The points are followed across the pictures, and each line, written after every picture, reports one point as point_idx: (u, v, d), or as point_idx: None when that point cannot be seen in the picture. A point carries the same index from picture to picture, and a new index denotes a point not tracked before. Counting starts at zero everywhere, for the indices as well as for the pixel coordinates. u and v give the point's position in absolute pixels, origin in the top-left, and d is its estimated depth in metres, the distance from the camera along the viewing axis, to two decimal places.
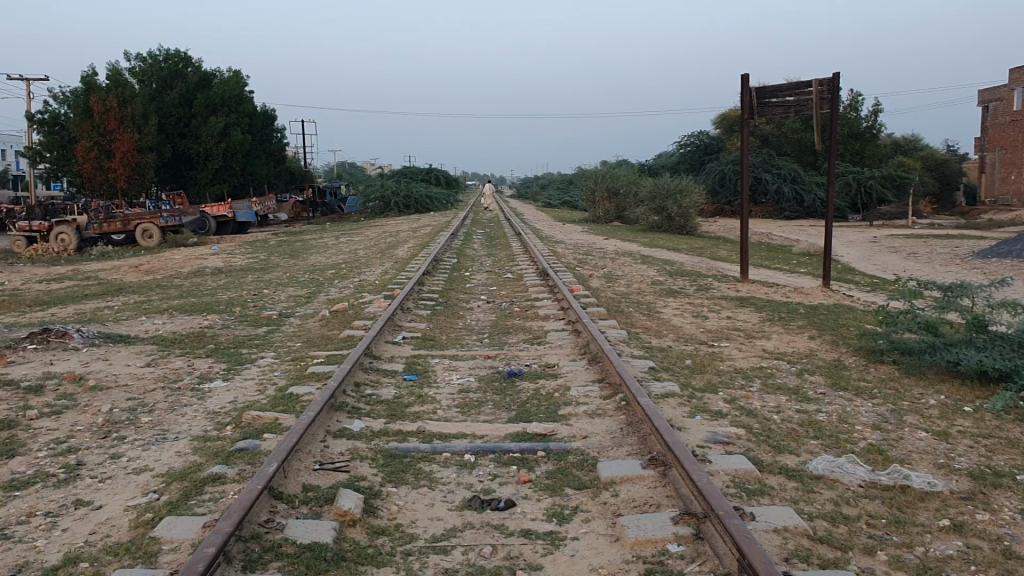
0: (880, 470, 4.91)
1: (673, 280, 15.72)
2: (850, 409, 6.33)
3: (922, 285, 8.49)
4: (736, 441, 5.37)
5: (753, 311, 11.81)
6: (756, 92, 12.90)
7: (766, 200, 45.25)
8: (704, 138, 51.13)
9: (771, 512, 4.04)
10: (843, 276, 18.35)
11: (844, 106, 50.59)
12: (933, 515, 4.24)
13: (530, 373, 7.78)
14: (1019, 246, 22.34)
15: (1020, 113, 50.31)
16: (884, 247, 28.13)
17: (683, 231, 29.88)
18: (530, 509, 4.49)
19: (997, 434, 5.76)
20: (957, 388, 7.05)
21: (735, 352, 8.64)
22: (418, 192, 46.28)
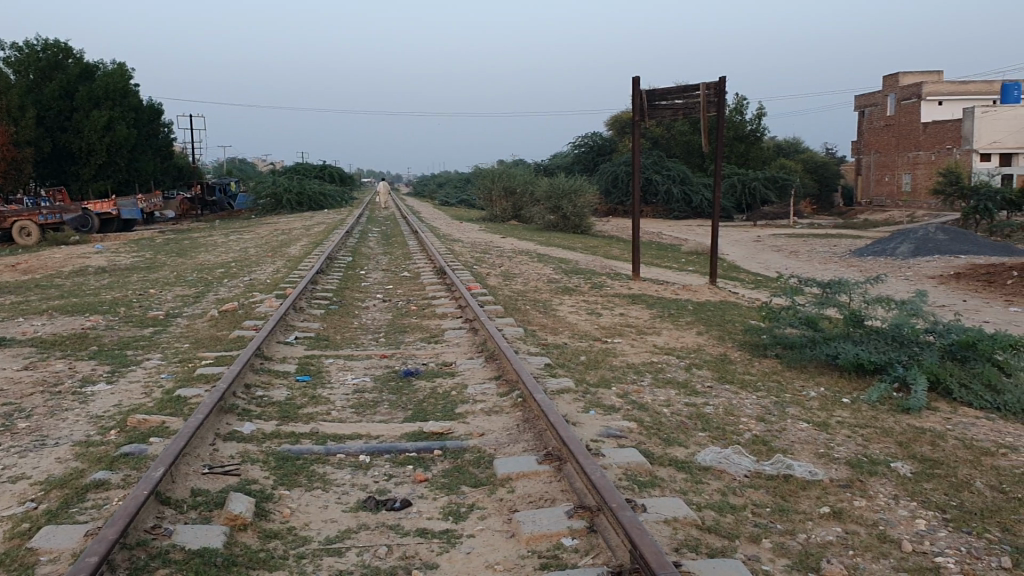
0: (764, 460, 5.08)
1: (567, 278, 15.93)
2: (736, 402, 6.53)
3: (803, 282, 8.83)
4: (629, 435, 5.48)
5: (644, 308, 12.07)
6: (646, 95, 13.14)
7: (656, 200, 46.22)
8: (597, 139, 51.95)
9: (662, 503, 4.13)
10: (730, 274, 18.93)
11: (731, 109, 52.13)
12: (814, 502, 4.42)
13: (426, 372, 7.75)
14: (892, 245, 23.46)
15: (893, 118, 52.82)
16: (768, 246, 29.13)
17: (578, 230, 30.28)
18: (426, 509, 4.48)
19: (872, 424, 6.04)
20: (836, 380, 7.36)
21: (628, 347, 8.81)
22: (310, 190, 45.58)
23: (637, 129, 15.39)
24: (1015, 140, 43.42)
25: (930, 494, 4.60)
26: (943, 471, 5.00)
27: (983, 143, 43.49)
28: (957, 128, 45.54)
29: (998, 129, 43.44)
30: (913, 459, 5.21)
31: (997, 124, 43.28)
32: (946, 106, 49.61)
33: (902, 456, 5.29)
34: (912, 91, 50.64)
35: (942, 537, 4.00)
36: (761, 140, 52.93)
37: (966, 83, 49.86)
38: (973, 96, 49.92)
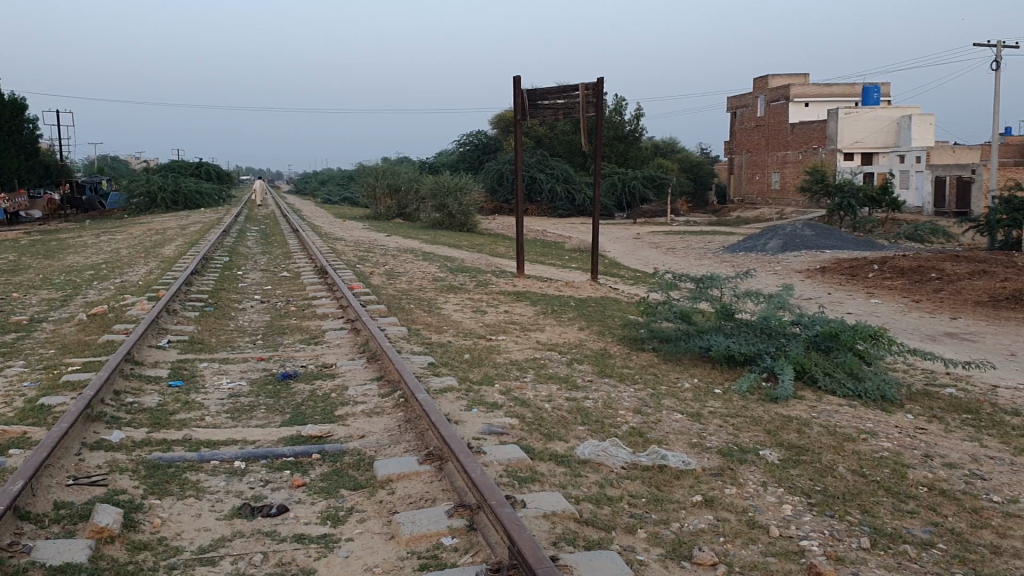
0: (640, 451, 5.19)
1: (453, 276, 15.94)
2: (614, 395, 6.67)
3: (677, 277, 9.08)
4: (510, 431, 5.50)
5: (528, 305, 12.19)
6: (527, 94, 13.22)
7: (540, 199, 46.70)
8: (482, 137, 52.15)
9: (541, 498, 4.16)
10: (611, 270, 19.31)
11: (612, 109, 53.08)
12: (688, 491, 4.55)
13: (306, 374, 7.60)
14: (763, 241, 24.39)
15: (763, 119, 54.86)
16: (647, 243, 29.85)
17: (464, 229, 30.21)
18: (304, 514, 4.40)
19: (742, 413, 6.26)
20: (709, 371, 7.61)
21: (512, 344, 8.87)
22: (186, 188, 44.11)
23: (518, 130, 15.49)
24: (874, 140, 45.97)
25: (796, 479, 4.79)
26: (808, 457, 5.22)
27: (846, 143, 45.78)
28: (823, 128, 47.61)
29: (862, 129, 45.79)
30: (781, 447, 5.42)
31: (861, 125, 45.59)
32: (812, 108, 51.79)
33: (770, 443, 5.50)
34: (781, 93, 52.68)
35: (807, 521, 4.17)
36: (639, 140, 54.10)
37: (830, 86, 52.15)
38: (837, 99, 52.29)
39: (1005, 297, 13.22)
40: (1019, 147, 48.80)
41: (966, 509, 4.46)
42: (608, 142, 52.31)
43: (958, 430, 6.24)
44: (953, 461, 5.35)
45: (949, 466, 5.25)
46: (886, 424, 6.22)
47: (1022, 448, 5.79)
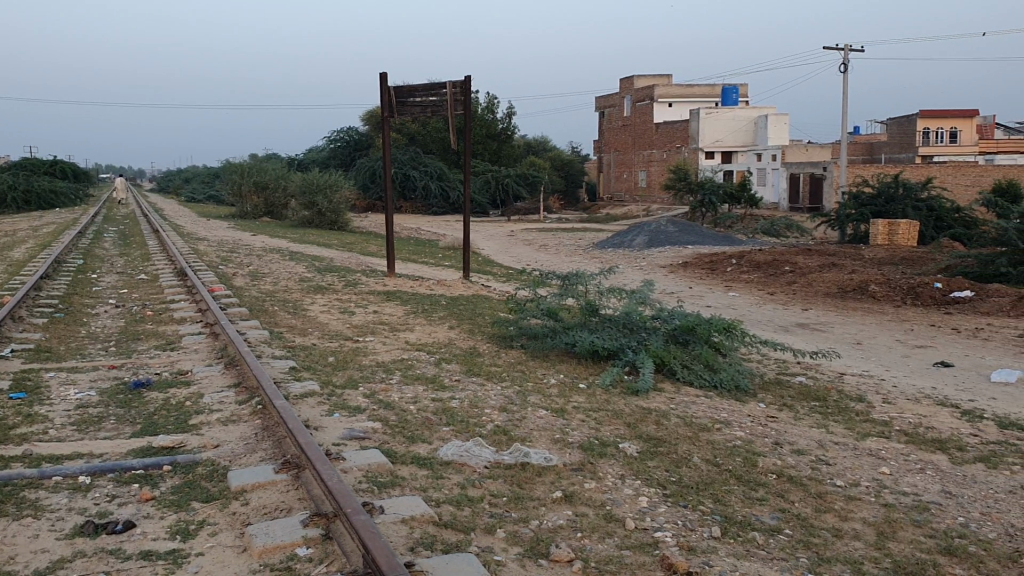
0: (503, 450, 5.16)
1: (321, 276, 15.64)
2: (480, 394, 6.66)
3: (544, 275, 9.12)
4: (372, 435, 5.40)
5: (397, 304, 12.08)
6: (394, 91, 13.08)
7: (414, 197, 46.41)
8: (353, 134, 51.46)
9: (401, 502, 4.10)
10: (483, 268, 19.35)
11: (482, 107, 53.25)
12: (548, 488, 4.57)
13: (160, 382, 7.29)
14: (630, 237, 24.97)
15: (630, 118, 56.20)
16: (519, 240, 30.10)
17: (335, 227, 29.62)
18: (151, 529, 4.19)
19: (605, 407, 6.36)
20: (574, 367, 7.70)
21: (378, 345, 8.75)
22: (39, 186, 41.84)
23: (386, 130, 15.29)
24: (733, 139, 47.83)
25: (653, 472, 4.89)
26: (665, 448, 5.34)
27: (708, 142, 47.37)
28: (685, 128, 49.03)
29: (721, 129, 47.49)
30: (640, 439, 5.53)
31: (720, 125, 47.33)
32: (676, 108, 53.23)
33: (630, 436, 5.61)
34: (646, 94, 53.94)
35: (662, 512, 4.26)
36: (511, 138, 54.48)
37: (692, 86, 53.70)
38: (699, 99, 53.87)
39: (853, 288, 13.91)
40: (866, 146, 51.59)
41: (812, 494, 4.65)
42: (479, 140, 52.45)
43: (806, 417, 6.52)
44: (801, 448, 5.59)
45: (797, 453, 5.48)
46: (740, 413, 6.44)
47: (865, 433, 6.09)
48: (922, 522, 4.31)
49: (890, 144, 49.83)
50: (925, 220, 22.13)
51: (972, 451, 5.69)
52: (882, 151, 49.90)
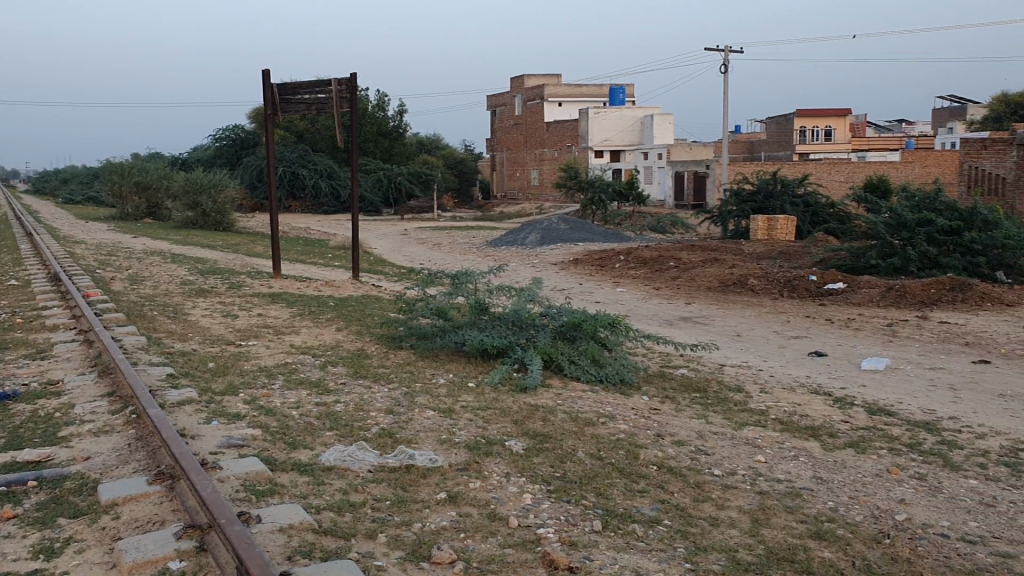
0: (387, 453, 5.09)
1: (204, 279, 15.16)
2: (367, 396, 6.56)
3: (432, 273, 9.04)
4: (251, 442, 5.27)
5: (284, 306, 11.82)
6: (278, 89, 12.79)
7: (304, 195, 45.53)
8: (239, 132, 50.19)
9: (279, 511, 4.00)
10: (373, 267, 19.15)
11: (372, 104, 52.71)
12: (432, 489, 4.53)
13: (27, 393, 6.93)
14: (522, 235, 25.12)
15: (521, 117, 56.58)
16: (412, 239, 29.85)
17: (220, 228, 28.79)
18: (13, 549, 3.97)
19: (493, 405, 6.37)
20: (464, 365, 7.68)
21: (262, 349, 8.54)
22: None
23: (269, 129, 14.88)
24: (621, 138, 48.72)
25: (538, 468, 4.91)
26: (551, 445, 5.37)
27: (597, 141, 48.13)
28: (575, 126, 49.62)
29: (610, 128, 48.30)
30: (526, 436, 5.54)
31: (609, 124, 48.13)
32: (566, 107, 53.80)
33: (516, 433, 5.62)
34: (536, 92, 54.33)
35: (545, 508, 4.28)
36: (402, 136, 54.07)
37: (580, 86, 54.39)
38: (588, 98, 54.57)
39: (733, 282, 14.33)
40: (747, 144, 53.30)
41: (691, 484, 4.76)
42: (370, 138, 51.87)
43: (687, 408, 6.68)
44: (681, 439, 5.71)
45: (678, 443, 5.60)
46: (624, 406, 6.55)
47: (743, 422, 6.28)
48: (794, 508, 4.45)
49: (769, 142, 51.59)
50: (801, 215, 23.00)
51: (842, 437, 5.92)
52: (762, 150, 51.64)
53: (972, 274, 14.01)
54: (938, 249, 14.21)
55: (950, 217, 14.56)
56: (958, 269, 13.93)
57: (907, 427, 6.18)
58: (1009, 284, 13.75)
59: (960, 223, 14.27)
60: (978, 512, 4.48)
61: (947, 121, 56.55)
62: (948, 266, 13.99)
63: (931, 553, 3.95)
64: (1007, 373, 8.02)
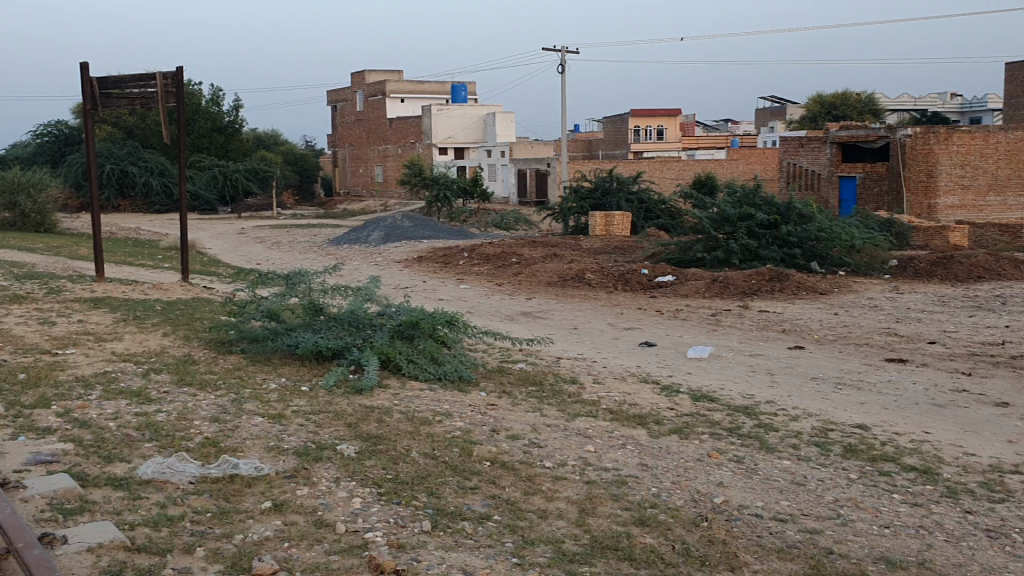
0: (209, 463, 4.88)
1: (19, 284, 14.14)
2: (191, 405, 6.29)
3: (263, 274, 8.73)
4: (62, 458, 4.94)
5: (107, 312, 11.18)
6: (97, 81, 12.05)
7: (134, 194, 43.35)
8: (62, 127, 47.26)
9: (88, 530, 3.77)
10: (207, 268, 18.42)
11: (206, 99, 50.69)
12: (257, 499, 4.38)
13: None
14: (365, 233, 24.77)
15: (362, 113, 55.92)
16: (250, 238, 28.86)
17: (41, 229, 26.99)
18: None
19: (325, 409, 6.23)
20: (297, 369, 7.48)
21: (81, 358, 8.04)
22: None
23: (89, 124, 13.99)
24: (463, 135, 48.89)
25: (369, 470, 4.84)
26: (384, 446, 5.30)
27: (440, 138, 48.13)
28: (417, 123, 49.42)
29: (452, 125, 48.41)
30: (358, 439, 5.45)
31: (451, 121, 48.22)
32: (407, 103, 53.49)
33: (348, 436, 5.52)
34: (377, 88, 53.70)
35: (374, 512, 4.22)
36: (239, 132, 52.30)
37: (421, 82, 54.18)
38: (429, 94, 54.45)
39: (571, 277, 14.61)
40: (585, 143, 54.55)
41: (522, 478, 4.81)
42: (205, 133, 49.90)
43: (523, 402, 6.75)
44: (516, 433, 5.76)
45: (512, 438, 5.65)
46: (461, 403, 6.55)
47: (575, 413, 6.41)
48: (620, 496, 4.57)
49: (606, 141, 53.01)
50: (636, 211, 23.71)
51: (668, 424, 6.13)
52: (599, 148, 52.81)
53: (789, 265, 14.86)
54: (759, 242, 14.98)
55: (769, 212, 15.35)
56: (777, 260, 14.74)
57: (728, 412, 6.47)
58: (823, 275, 14.67)
59: (778, 217, 15.08)
60: (790, 491, 4.74)
61: (768, 121, 59.66)
62: (768, 258, 14.76)
63: (745, 534, 4.13)
64: (819, 357, 8.53)
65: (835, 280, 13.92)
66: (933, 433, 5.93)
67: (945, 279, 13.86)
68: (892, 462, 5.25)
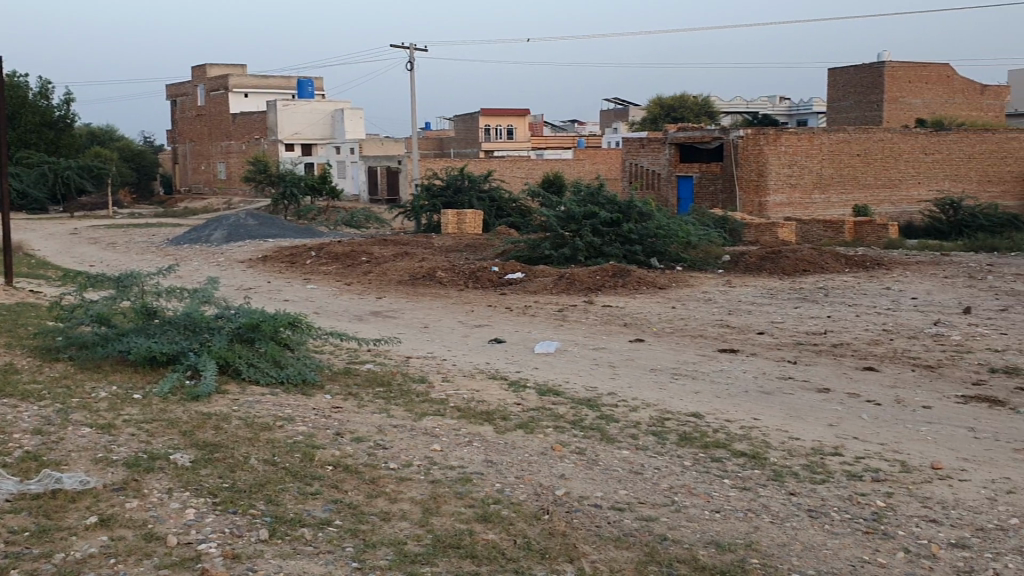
0: (28, 479, 4.57)
1: None
2: (10, 417, 5.88)
3: (92, 275, 8.26)
4: None
5: None
6: None
7: None
8: None
9: None
10: (34, 271, 17.29)
11: (33, 92, 47.68)
12: (82, 514, 4.15)
13: None
14: (207, 232, 23.89)
15: (204, 109, 53.99)
16: (82, 239, 27.33)
17: None
18: None
19: (159, 417, 5.97)
20: (130, 376, 7.13)
21: None
22: None
23: None
24: (311, 132, 47.92)
25: (205, 479, 4.66)
26: (221, 454, 5.12)
27: (286, 134, 47.01)
28: (263, 119, 48.12)
29: (299, 122, 47.37)
30: (194, 447, 5.25)
31: (298, 117, 47.19)
32: (252, 98, 52.00)
33: (184, 445, 5.30)
34: (219, 83, 51.98)
35: (209, 522, 4.07)
36: (70, 127, 49.46)
37: (266, 77, 52.80)
38: (274, 90, 53.12)
39: (422, 275, 14.57)
40: (436, 141, 54.48)
41: (365, 480, 4.75)
42: (32, 128, 46.92)
43: (369, 403, 6.68)
44: (360, 435, 5.69)
45: (356, 440, 5.57)
46: (304, 407, 6.42)
47: (422, 413, 6.38)
48: (464, 493, 4.58)
49: (456, 139, 53.11)
50: (487, 209, 23.88)
51: (513, 420, 6.20)
52: (450, 146, 52.89)
53: (630, 261, 15.32)
54: (602, 239, 15.39)
55: (611, 210, 15.76)
56: (619, 256, 15.18)
57: (571, 405, 6.60)
58: (662, 270, 15.21)
59: (620, 216, 15.51)
60: (627, 480, 4.87)
61: (612, 122, 61.29)
62: (610, 254, 15.19)
63: (585, 524, 4.22)
64: (658, 349, 8.83)
65: (673, 275, 14.43)
66: (761, 419, 6.23)
67: (774, 273, 14.59)
68: (723, 449, 5.49)
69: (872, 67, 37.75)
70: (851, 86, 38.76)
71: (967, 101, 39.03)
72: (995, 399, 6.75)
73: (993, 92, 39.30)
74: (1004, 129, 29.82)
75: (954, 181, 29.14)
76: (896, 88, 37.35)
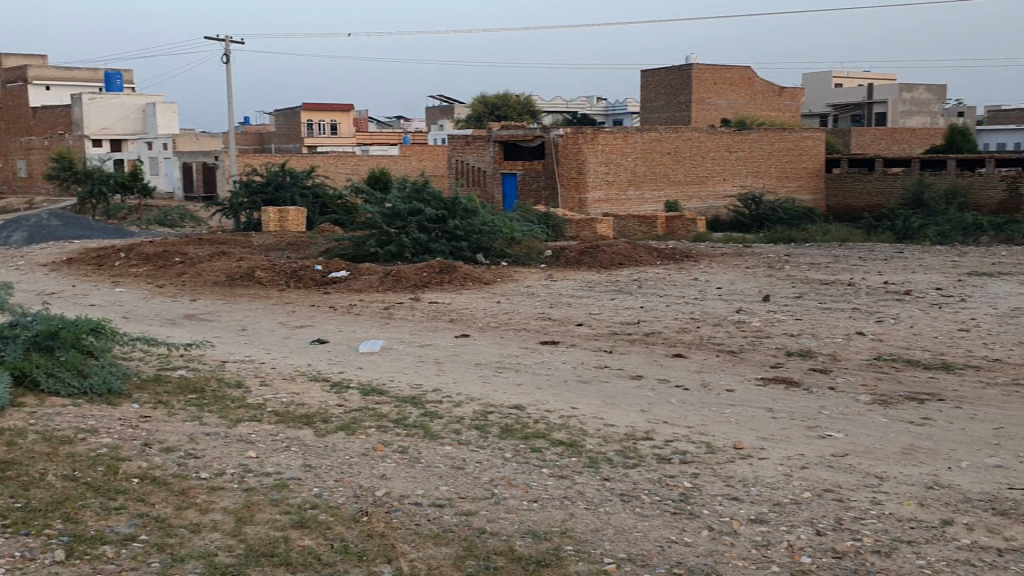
0: None
1: None
2: None
3: None
4: None
5: None
6: None
7: None
8: None
9: None
10: None
11: None
12: None
13: None
14: (4, 233, 22.21)
15: None
16: None
17: None
18: None
19: None
20: None
21: None
22: None
23: None
24: (121, 126, 45.46)
25: None
26: (14, 472, 4.77)
27: (93, 129, 44.37)
28: (67, 113, 45.23)
29: (107, 115, 44.84)
30: None
31: (106, 111, 44.66)
32: (54, 91, 48.81)
33: None
34: (17, 75, 48.53)
35: None
36: None
37: (69, 69, 49.68)
38: (79, 83, 50.08)
39: (241, 274, 14.10)
40: (256, 137, 52.89)
41: (174, 492, 4.55)
42: None
43: (180, 411, 6.41)
44: (170, 444, 5.45)
45: (165, 450, 5.33)
46: (109, 418, 6.08)
47: (238, 419, 6.18)
48: (278, 499, 4.47)
49: (278, 134, 51.71)
50: (310, 205, 23.41)
51: (334, 421, 6.11)
52: (271, 142, 51.48)
53: (456, 257, 15.41)
54: (428, 235, 15.40)
55: (436, 206, 15.77)
56: (445, 253, 15.23)
57: (395, 404, 6.57)
58: (487, 266, 15.38)
59: (445, 212, 15.55)
60: (448, 475, 4.90)
61: (437, 119, 61.41)
62: (436, 251, 15.22)
63: (404, 523, 4.20)
64: (482, 344, 8.92)
65: (498, 270, 14.61)
66: (579, 408, 6.41)
67: (593, 266, 15.02)
68: (542, 439, 5.60)
69: (681, 69, 39.56)
70: (662, 88, 40.59)
71: (767, 101, 41.50)
72: (791, 380, 7.23)
73: (790, 93, 42.00)
74: (799, 129, 31.92)
75: (756, 177, 30.89)
76: (703, 89, 39.26)
